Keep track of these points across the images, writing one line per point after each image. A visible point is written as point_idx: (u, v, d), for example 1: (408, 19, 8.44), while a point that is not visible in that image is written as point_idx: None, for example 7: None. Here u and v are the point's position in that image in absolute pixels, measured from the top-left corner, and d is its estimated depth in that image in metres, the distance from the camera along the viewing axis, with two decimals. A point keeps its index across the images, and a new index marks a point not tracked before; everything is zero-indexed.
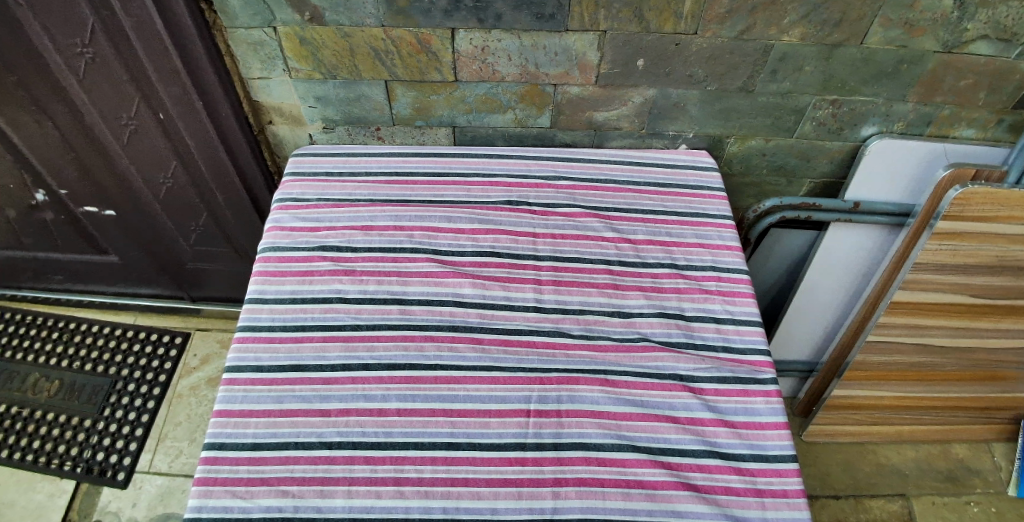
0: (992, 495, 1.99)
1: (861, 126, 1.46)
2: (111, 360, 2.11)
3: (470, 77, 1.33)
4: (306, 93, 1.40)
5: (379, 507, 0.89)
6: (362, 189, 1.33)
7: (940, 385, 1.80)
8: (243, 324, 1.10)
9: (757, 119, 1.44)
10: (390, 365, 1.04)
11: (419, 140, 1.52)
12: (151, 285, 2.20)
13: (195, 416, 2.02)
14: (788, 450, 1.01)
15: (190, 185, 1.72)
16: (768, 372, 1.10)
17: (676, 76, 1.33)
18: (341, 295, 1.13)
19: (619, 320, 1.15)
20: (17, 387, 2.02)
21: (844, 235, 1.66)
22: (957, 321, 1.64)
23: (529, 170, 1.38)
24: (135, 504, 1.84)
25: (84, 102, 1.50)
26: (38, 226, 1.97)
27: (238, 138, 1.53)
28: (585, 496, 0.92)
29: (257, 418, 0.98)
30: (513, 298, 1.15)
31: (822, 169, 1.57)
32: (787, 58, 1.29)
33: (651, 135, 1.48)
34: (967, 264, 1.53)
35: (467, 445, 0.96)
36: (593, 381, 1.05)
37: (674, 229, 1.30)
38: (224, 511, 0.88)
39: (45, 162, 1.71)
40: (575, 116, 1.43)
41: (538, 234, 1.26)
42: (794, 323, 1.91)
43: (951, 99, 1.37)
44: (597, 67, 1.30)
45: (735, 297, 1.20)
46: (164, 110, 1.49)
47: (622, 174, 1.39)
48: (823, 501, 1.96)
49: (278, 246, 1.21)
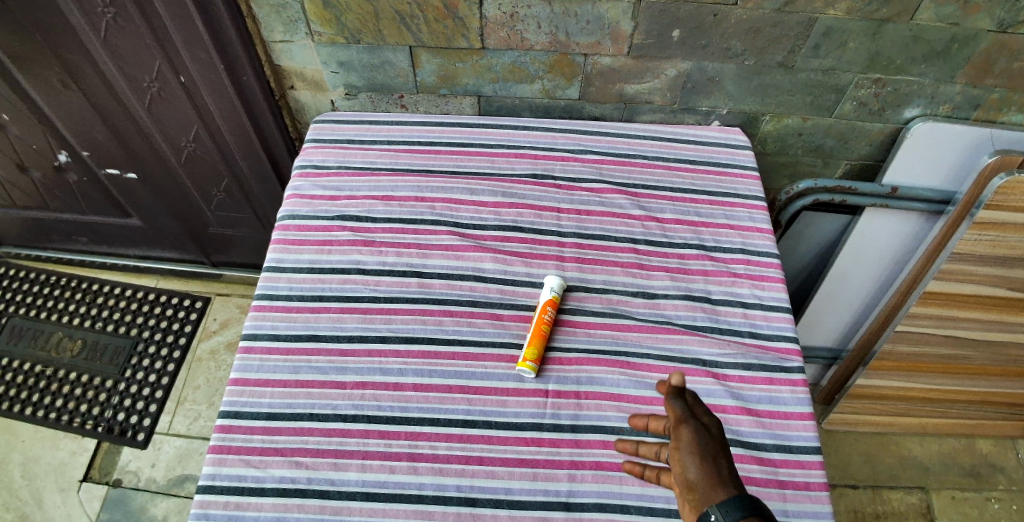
0: (1014, 492, 1.95)
1: (904, 108, 1.38)
2: (133, 322, 2.13)
3: (497, 44, 1.28)
4: (329, 58, 1.37)
5: (393, 482, 0.89)
6: (383, 157, 1.30)
7: (967, 379, 1.75)
8: (261, 292, 1.08)
9: (795, 97, 1.37)
10: (408, 338, 1.02)
11: (443, 109, 1.48)
12: (173, 249, 2.21)
13: (213, 380, 2.04)
14: (812, 442, 0.98)
15: (213, 150, 1.71)
16: (795, 360, 1.07)
17: (713, 49, 1.27)
18: (360, 266, 1.11)
19: (643, 301, 1.12)
20: (42, 345, 2.06)
21: (879, 221, 1.60)
22: (991, 315, 1.58)
23: (555, 143, 1.34)
24: (155, 464, 1.88)
25: (107, 64, 1.48)
26: (62, 187, 1.98)
27: (260, 102, 1.51)
28: (601, 480, 0.91)
29: (273, 387, 0.97)
30: (535, 274, 1.12)
31: (860, 151, 1.51)
32: (831, 33, 1.23)
33: (683, 110, 1.43)
34: (1007, 256, 1.46)
35: (483, 423, 0.95)
36: (613, 363, 1.02)
37: (704, 209, 1.26)
38: (238, 480, 0.88)
39: (69, 123, 1.70)
40: (605, 89, 1.38)
41: (563, 210, 1.22)
42: (821, 309, 1.86)
43: (1002, 83, 1.30)
44: (630, 38, 1.25)
45: (764, 281, 1.16)
46: (186, 73, 1.46)
47: (651, 150, 1.35)
48: (841, 490, 1.92)
49: (298, 214, 1.19)
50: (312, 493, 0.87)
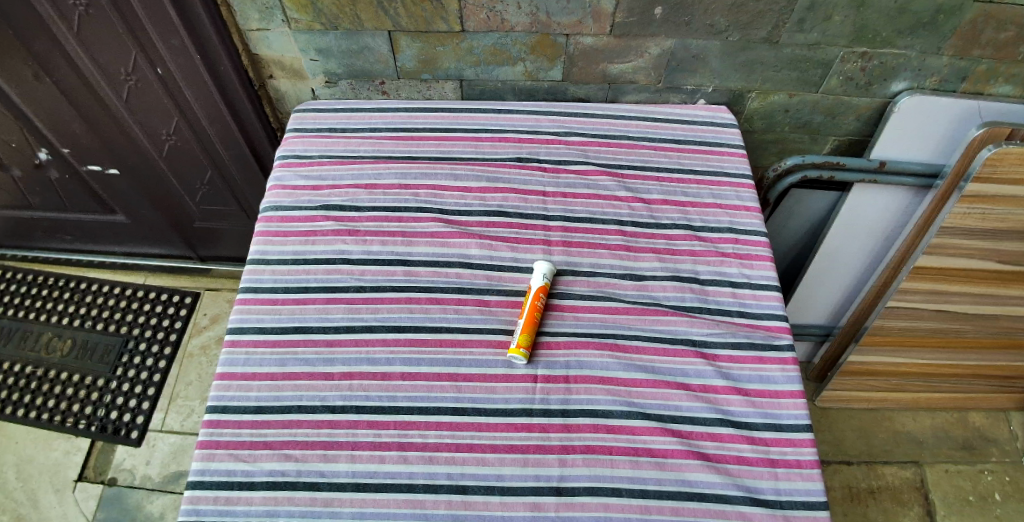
0: (1007, 463, 1.97)
1: (892, 82, 1.37)
2: (123, 319, 2.12)
3: (477, 27, 1.26)
4: (307, 45, 1.34)
5: (384, 472, 0.88)
6: (366, 145, 1.28)
7: (959, 353, 1.76)
8: (244, 285, 1.07)
9: (781, 73, 1.36)
10: (395, 327, 1.01)
11: (425, 95, 1.47)
12: (160, 245, 2.19)
13: (205, 376, 2.03)
14: (803, 420, 0.98)
15: (194, 141, 1.68)
16: (784, 338, 1.06)
17: (696, 25, 1.25)
18: (344, 256, 1.09)
19: (632, 283, 1.11)
20: (31, 346, 2.04)
21: (868, 196, 1.59)
22: (982, 288, 1.58)
23: (540, 126, 1.33)
24: (150, 462, 1.87)
25: (81, 56, 1.45)
26: (44, 185, 1.96)
27: (239, 93, 1.48)
28: (592, 463, 0.91)
29: (259, 381, 0.96)
30: (522, 259, 1.11)
31: (848, 126, 1.50)
32: (816, 6, 1.21)
33: (668, 89, 1.41)
34: (996, 229, 1.46)
35: (472, 410, 0.94)
36: (602, 346, 1.02)
37: (690, 189, 1.24)
38: (228, 475, 0.87)
39: (47, 118, 1.67)
40: (589, 69, 1.36)
41: (549, 193, 1.21)
42: (813, 286, 1.86)
43: (989, 53, 1.29)
44: (612, 16, 1.23)
45: (752, 260, 1.15)
46: (163, 65, 1.44)
47: (637, 130, 1.33)
48: (836, 466, 1.94)
49: (280, 205, 1.17)
50: (302, 485, 0.87)
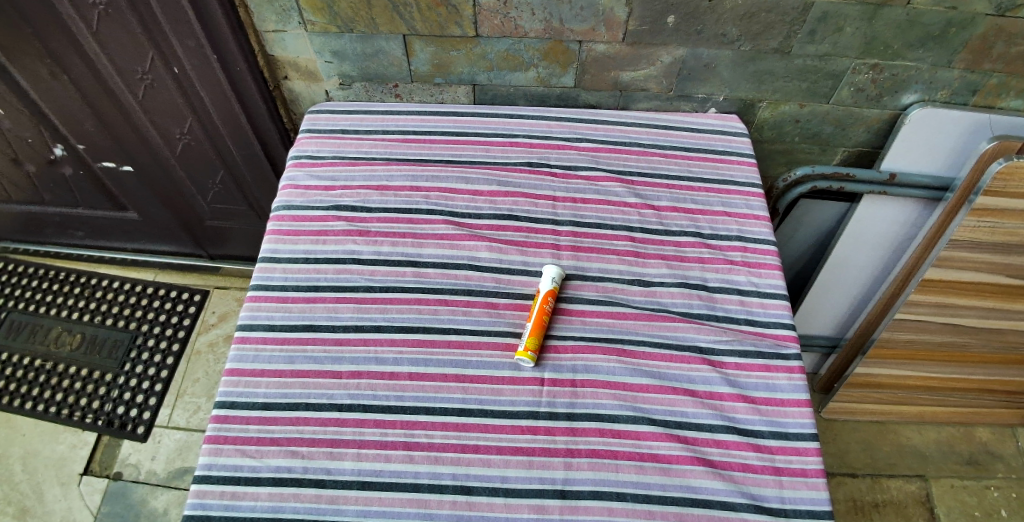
0: (1013, 480, 1.95)
1: (902, 94, 1.37)
2: (132, 315, 2.13)
3: (490, 32, 1.27)
4: (322, 48, 1.36)
5: (389, 471, 0.89)
6: (378, 147, 1.29)
7: (966, 367, 1.75)
8: (256, 283, 1.08)
9: (791, 83, 1.36)
10: (404, 328, 1.02)
11: (437, 98, 1.48)
12: (170, 242, 2.21)
13: (212, 373, 2.04)
14: (809, 428, 0.98)
15: (206, 141, 1.70)
16: (791, 347, 1.06)
17: (708, 34, 1.26)
18: (354, 256, 1.10)
19: (639, 289, 1.11)
20: (41, 340, 2.06)
21: (878, 207, 1.59)
22: (991, 302, 1.57)
23: (551, 131, 1.34)
24: (155, 457, 1.88)
25: (98, 55, 1.47)
26: (58, 181, 1.98)
27: (255, 94, 1.50)
28: (597, 468, 0.91)
29: (268, 378, 0.97)
30: (530, 263, 1.12)
31: (857, 138, 1.50)
32: (828, 18, 1.21)
33: (679, 97, 1.42)
34: (1006, 243, 1.46)
35: (479, 412, 0.94)
36: (610, 351, 1.02)
37: (700, 196, 1.25)
38: (234, 469, 0.88)
39: (63, 116, 1.70)
40: (601, 76, 1.37)
41: (558, 198, 1.22)
42: (821, 296, 1.86)
43: (1001, 67, 1.29)
44: (625, 24, 1.24)
45: (760, 269, 1.15)
46: (178, 64, 1.46)
47: (648, 137, 1.34)
48: (841, 478, 1.93)
49: (292, 205, 1.18)
50: (308, 482, 0.87)
